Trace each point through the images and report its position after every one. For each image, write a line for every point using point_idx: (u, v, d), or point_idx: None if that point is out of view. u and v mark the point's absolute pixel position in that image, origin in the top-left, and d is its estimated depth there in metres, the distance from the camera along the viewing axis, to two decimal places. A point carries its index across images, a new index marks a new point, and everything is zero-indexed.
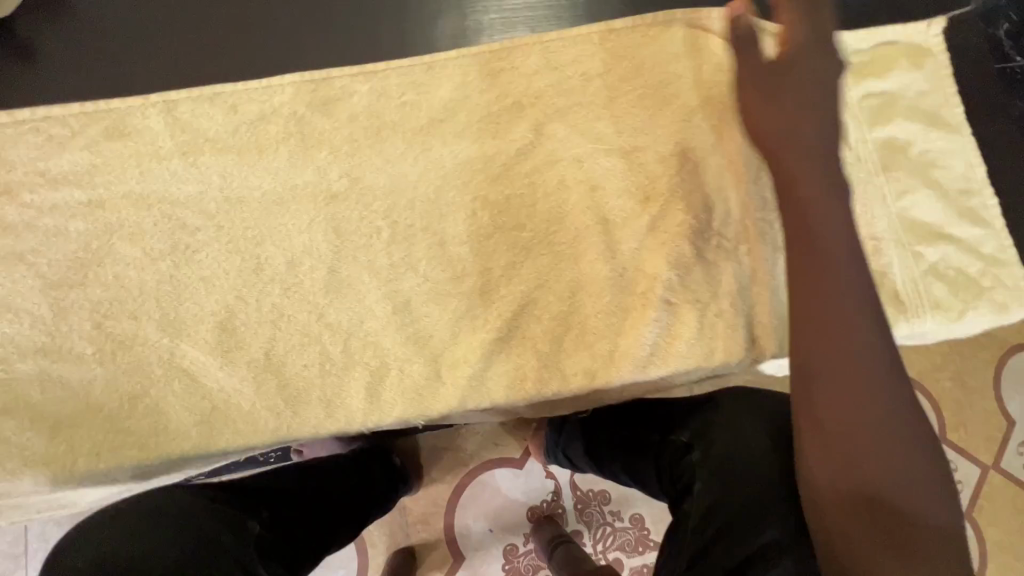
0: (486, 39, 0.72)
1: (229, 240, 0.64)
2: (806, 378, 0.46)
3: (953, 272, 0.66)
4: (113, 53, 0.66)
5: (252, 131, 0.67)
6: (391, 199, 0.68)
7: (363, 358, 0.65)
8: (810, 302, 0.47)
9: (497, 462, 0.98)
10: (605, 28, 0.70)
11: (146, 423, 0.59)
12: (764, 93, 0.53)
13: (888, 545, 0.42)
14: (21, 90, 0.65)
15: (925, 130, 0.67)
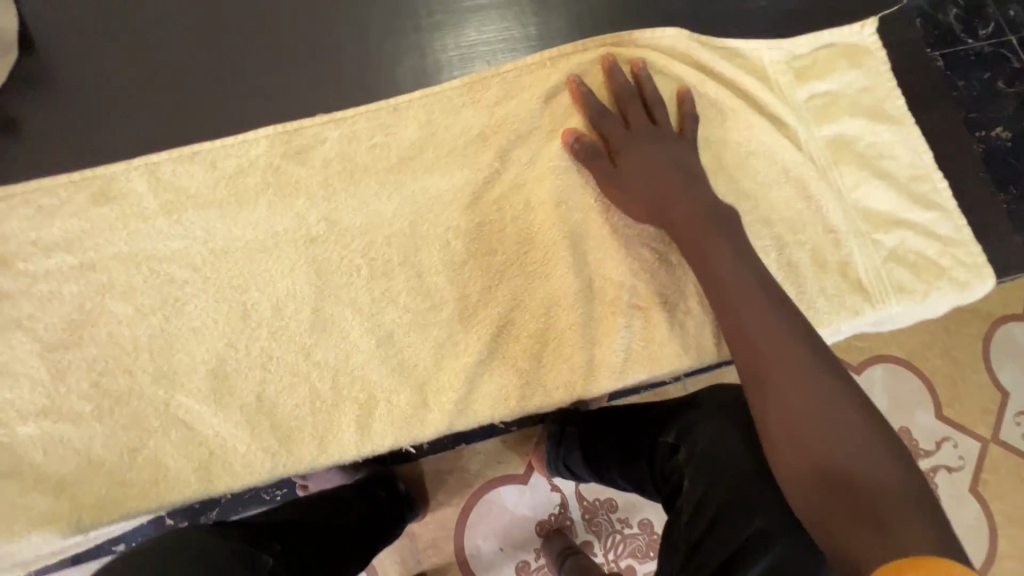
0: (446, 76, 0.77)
1: (218, 290, 0.66)
2: (751, 375, 0.53)
3: (912, 255, 0.78)
4: (105, 124, 0.72)
5: (231, 184, 0.69)
6: (370, 236, 0.69)
7: (352, 393, 0.64)
8: (732, 310, 0.57)
9: (503, 479, 0.91)
10: (556, 55, 0.75)
11: (147, 474, 0.61)
12: (621, 176, 0.69)
13: (855, 514, 0.43)
14: (22, 168, 0.71)
15: (870, 125, 0.81)
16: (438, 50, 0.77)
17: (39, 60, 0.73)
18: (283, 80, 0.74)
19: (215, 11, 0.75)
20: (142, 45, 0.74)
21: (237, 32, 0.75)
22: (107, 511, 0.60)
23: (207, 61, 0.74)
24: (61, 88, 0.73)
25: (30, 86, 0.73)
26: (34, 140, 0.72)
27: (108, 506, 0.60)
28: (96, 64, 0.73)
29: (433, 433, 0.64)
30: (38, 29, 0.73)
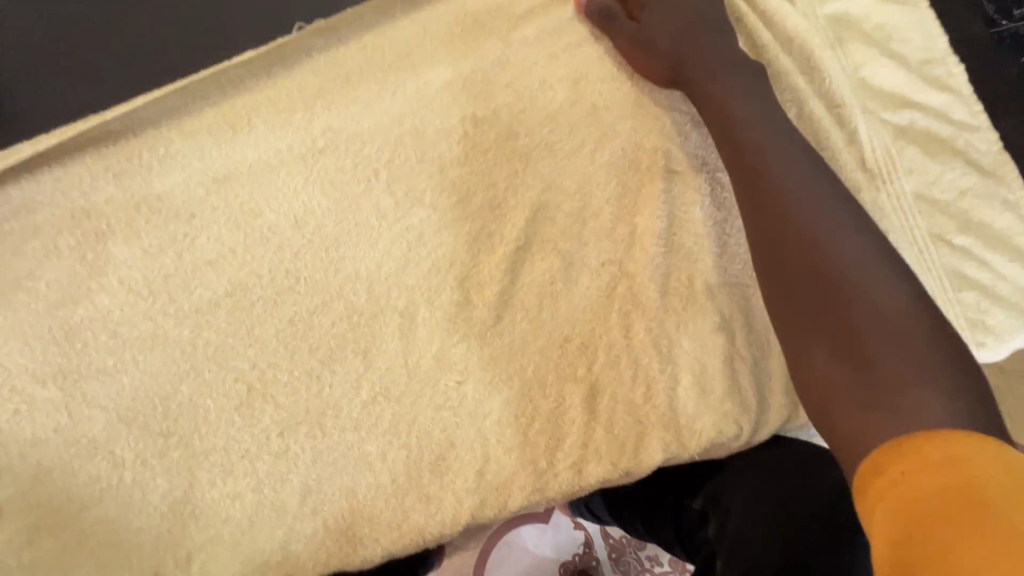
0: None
1: (229, 218, 0.61)
2: (754, 226, 0.54)
3: (922, 133, 0.73)
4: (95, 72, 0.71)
5: (219, 110, 0.64)
6: (380, 137, 0.64)
7: (390, 301, 0.60)
8: (740, 168, 0.56)
9: (523, 520, 1.07)
10: None
11: (185, 421, 0.56)
12: (636, 39, 0.64)
13: (838, 361, 0.47)
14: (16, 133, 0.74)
15: (879, 4, 0.75)
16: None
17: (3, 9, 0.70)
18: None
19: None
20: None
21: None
22: (149, 465, 0.55)
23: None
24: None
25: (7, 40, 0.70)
26: None
27: (148, 458, 0.55)
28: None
29: (482, 331, 0.59)
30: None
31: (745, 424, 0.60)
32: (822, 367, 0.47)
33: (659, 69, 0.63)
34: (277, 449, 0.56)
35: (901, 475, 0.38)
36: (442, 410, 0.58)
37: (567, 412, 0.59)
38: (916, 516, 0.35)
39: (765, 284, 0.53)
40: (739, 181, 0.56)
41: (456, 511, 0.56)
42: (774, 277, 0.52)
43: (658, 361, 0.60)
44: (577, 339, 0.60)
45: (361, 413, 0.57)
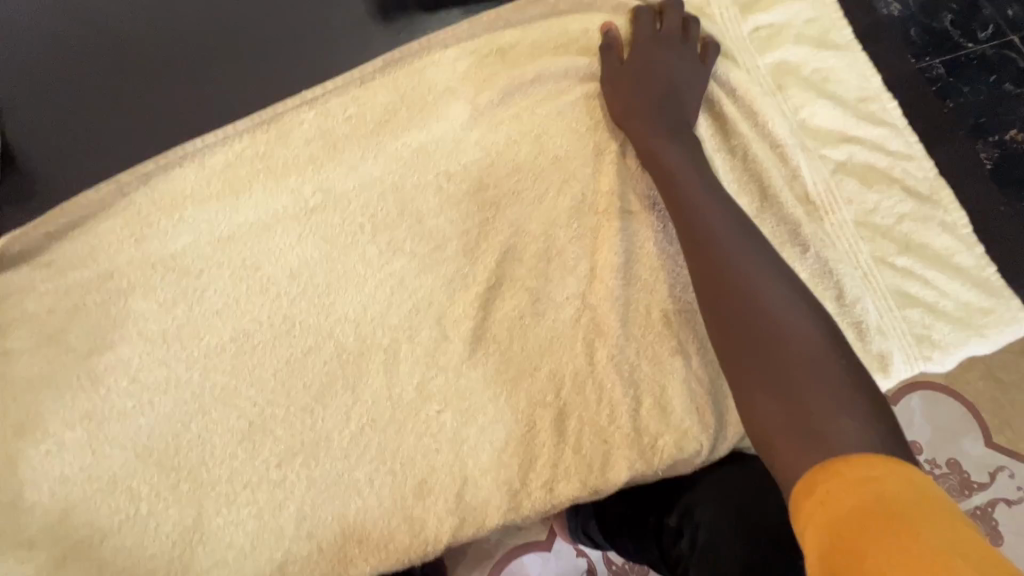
0: (381, 48, 0.83)
1: (233, 272, 0.69)
2: (699, 270, 0.60)
3: (860, 166, 0.79)
4: (110, 130, 0.77)
5: (224, 178, 0.73)
6: (365, 195, 0.72)
7: (375, 340, 0.67)
8: (684, 220, 0.64)
9: (526, 548, 1.10)
10: (507, 13, 0.80)
11: (193, 455, 0.62)
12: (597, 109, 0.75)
13: (771, 391, 0.52)
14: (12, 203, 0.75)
15: (815, 51, 0.83)
16: (367, 26, 0.83)
17: (31, 85, 0.77)
18: (268, 76, 0.80)
19: (198, 14, 0.81)
20: (134, 50, 0.79)
21: (179, 45, 0.80)
22: (162, 497, 0.61)
23: (201, 63, 0.80)
24: (60, 108, 0.77)
25: (32, 104, 0.77)
26: (44, 174, 0.76)
27: (161, 490, 0.61)
28: (94, 81, 0.78)
29: (458, 363, 0.66)
30: (24, 56, 0.78)
31: (708, 441, 0.64)
32: (759, 402, 0.52)
33: (621, 125, 0.72)
34: (276, 478, 0.62)
35: (825, 494, 0.43)
36: (422, 437, 0.63)
37: (538, 436, 0.64)
38: (837, 528, 0.40)
39: (709, 325, 0.58)
40: (684, 231, 0.63)
41: (437, 530, 0.61)
42: (717, 321, 0.58)
43: (621, 385, 0.65)
44: (545, 369, 0.66)
45: (351, 443, 0.63)
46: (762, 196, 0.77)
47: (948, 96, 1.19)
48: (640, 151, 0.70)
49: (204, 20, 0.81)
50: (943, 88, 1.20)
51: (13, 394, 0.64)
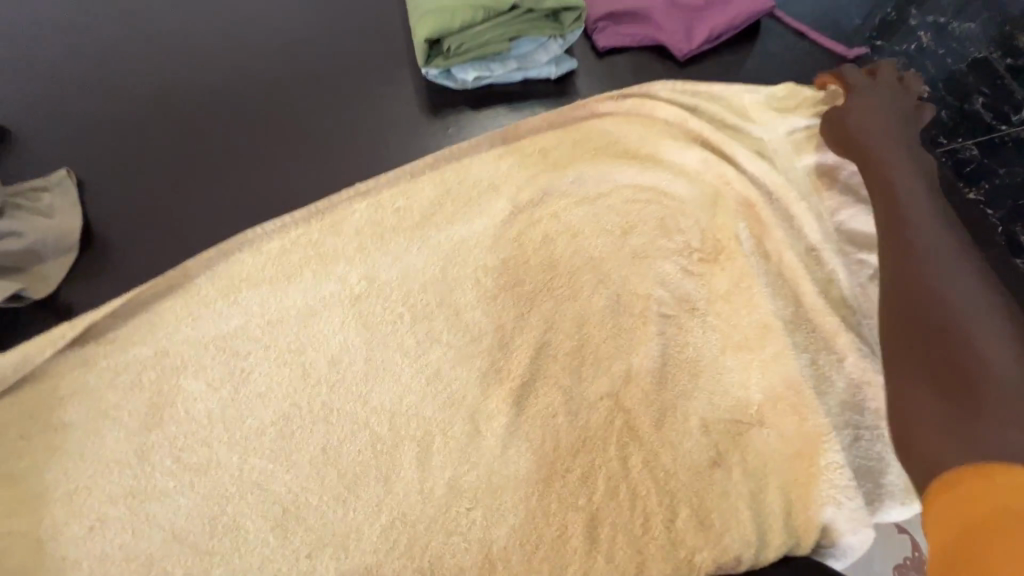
0: (427, 145, 0.89)
1: (279, 357, 0.72)
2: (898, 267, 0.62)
3: None
4: (180, 215, 0.83)
5: (278, 264, 0.78)
6: (406, 285, 0.76)
7: (409, 431, 0.68)
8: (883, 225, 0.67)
9: None
10: (549, 117, 0.86)
11: (227, 540, 0.63)
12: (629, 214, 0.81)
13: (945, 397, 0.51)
14: (75, 276, 0.79)
15: None
16: (418, 123, 0.91)
17: (112, 171, 0.86)
18: (324, 167, 0.87)
19: (272, 115, 0.90)
20: (213, 145, 0.88)
21: (249, 139, 0.88)
22: None
23: (268, 156, 0.87)
24: (136, 193, 0.84)
25: (111, 189, 0.84)
26: (110, 250, 0.81)
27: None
28: (169, 171, 0.86)
29: (490, 459, 0.67)
30: (112, 147, 0.87)
31: (744, 557, 0.62)
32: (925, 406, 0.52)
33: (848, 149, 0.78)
34: (305, 568, 0.62)
35: (972, 492, 0.44)
36: (451, 535, 0.63)
37: (569, 540, 0.63)
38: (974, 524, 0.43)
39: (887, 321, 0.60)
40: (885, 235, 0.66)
41: None
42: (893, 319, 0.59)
43: (655, 494, 0.65)
44: (577, 470, 0.66)
45: (380, 536, 0.63)
46: (797, 302, 0.75)
47: (981, 179, 1.19)
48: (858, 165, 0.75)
49: (275, 120, 0.90)
50: (977, 171, 1.19)
51: (65, 469, 0.67)
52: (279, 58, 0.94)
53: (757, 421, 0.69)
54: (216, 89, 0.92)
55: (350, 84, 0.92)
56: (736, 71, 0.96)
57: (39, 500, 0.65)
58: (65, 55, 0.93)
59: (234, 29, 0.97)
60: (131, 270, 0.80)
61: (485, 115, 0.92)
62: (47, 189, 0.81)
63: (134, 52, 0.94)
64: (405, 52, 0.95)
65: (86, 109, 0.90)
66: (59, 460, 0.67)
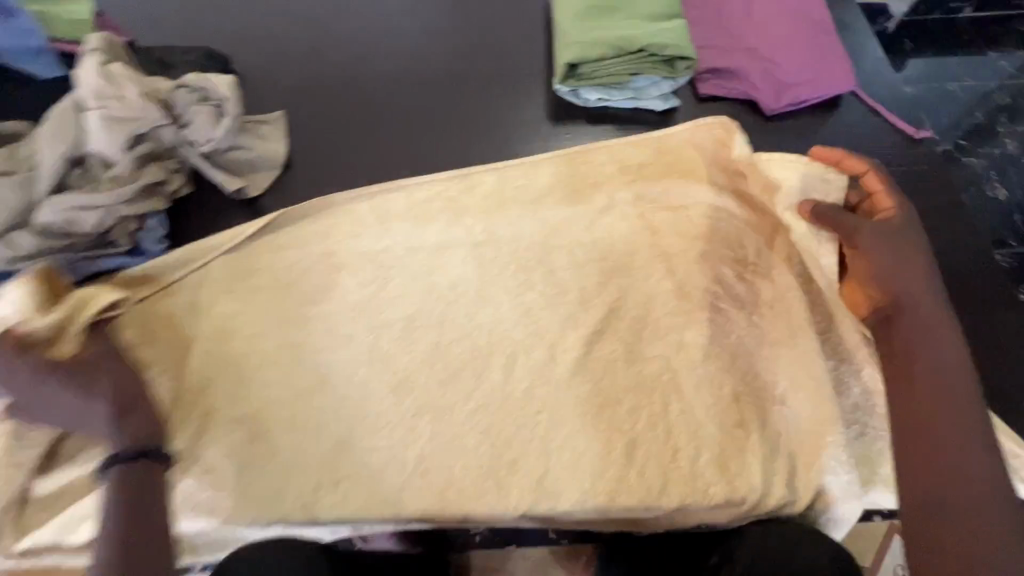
0: (547, 144, 1.13)
1: (411, 274, 0.94)
2: (922, 431, 0.75)
3: None
4: (355, 161, 1.09)
5: (421, 207, 1.00)
6: (516, 243, 0.97)
7: (500, 347, 0.88)
8: (917, 384, 0.78)
9: None
10: (650, 137, 1.07)
11: (356, 390, 0.84)
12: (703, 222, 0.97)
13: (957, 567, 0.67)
14: (273, 188, 1.05)
15: None
16: (543, 126, 1.14)
17: (311, 118, 1.12)
18: (467, 146, 1.12)
19: (433, 99, 1.15)
20: (386, 113, 1.14)
21: (413, 114, 1.14)
22: (328, 414, 0.83)
23: (426, 129, 1.12)
24: (326, 138, 1.11)
25: (309, 131, 1.11)
26: (302, 176, 1.07)
27: (329, 409, 0.83)
28: (351, 126, 1.12)
29: (559, 381, 0.86)
30: (313, 101, 1.14)
31: (750, 498, 0.80)
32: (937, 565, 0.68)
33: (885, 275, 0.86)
34: (410, 423, 0.82)
35: None
36: (521, 426, 0.82)
37: (611, 452, 0.81)
38: None
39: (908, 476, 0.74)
40: (913, 398, 0.78)
41: (518, 503, 0.79)
42: (916, 478, 0.73)
43: (685, 436, 0.82)
44: (626, 405, 0.84)
45: (468, 414, 0.83)
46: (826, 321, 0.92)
47: None
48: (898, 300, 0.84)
49: (435, 103, 1.15)
50: None
51: (245, 317, 0.89)
52: (445, 56, 1.19)
53: (778, 402, 0.85)
54: (393, 70, 1.17)
55: (496, 86, 1.17)
56: (812, 133, 1.15)
57: (226, 333, 0.88)
58: (285, 23, 1.21)
59: (413, 25, 1.22)
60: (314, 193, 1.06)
61: (597, 130, 1.14)
62: (267, 123, 1.09)
63: (337, 30, 1.21)
64: (543, 69, 1.19)
65: (298, 68, 1.17)
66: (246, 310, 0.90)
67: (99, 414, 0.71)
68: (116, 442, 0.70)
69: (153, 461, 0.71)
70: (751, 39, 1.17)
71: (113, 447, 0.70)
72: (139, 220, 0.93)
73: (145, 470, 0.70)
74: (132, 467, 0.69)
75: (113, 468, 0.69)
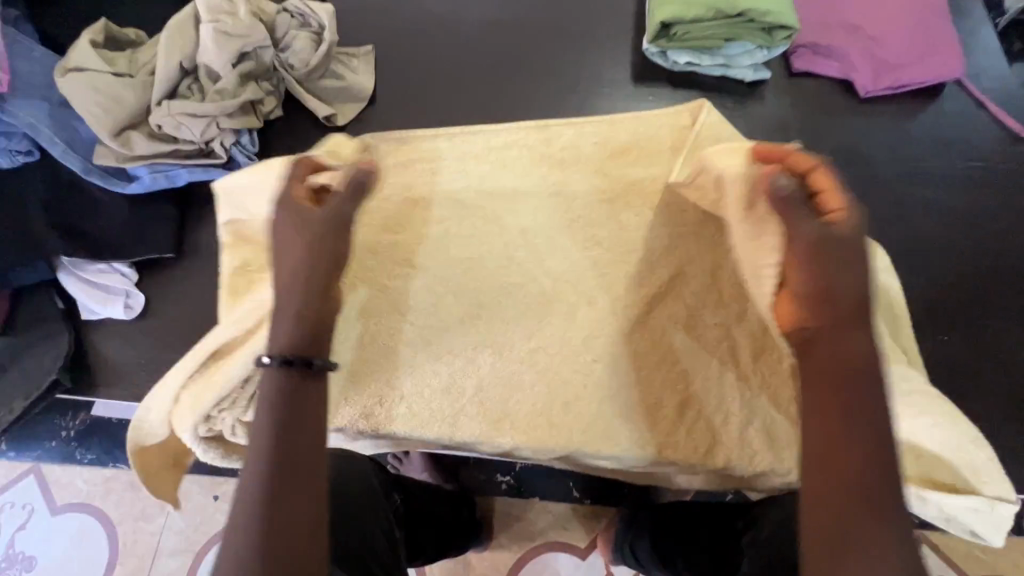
0: (628, 105, 1.12)
1: (482, 217, 0.96)
2: (841, 495, 0.54)
3: (969, 310, 0.96)
4: (437, 102, 1.11)
5: (495, 151, 0.99)
6: (589, 198, 0.98)
7: (563, 295, 0.91)
8: (844, 428, 0.56)
9: (562, 546, 1.25)
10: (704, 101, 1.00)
11: (424, 317, 0.89)
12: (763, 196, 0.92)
13: None
14: (358, 120, 1.09)
15: (964, 213, 1.02)
16: (626, 86, 1.13)
17: (398, 55, 1.15)
18: (547, 99, 1.12)
19: (519, 49, 1.15)
20: (470, 57, 1.15)
21: (498, 61, 1.14)
22: (397, 337, 0.88)
23: (508, 78, 1.13)
24: (410, 77, 1.13)
25: (395, 69, 1.13)
26: (384, 111, 1.10)
27: (398, 333, 0.89)
28: (435, 67, 1.14)
29: (617, 334, 0.88)
30: (402, 39, 1.16)
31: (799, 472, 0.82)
32: None
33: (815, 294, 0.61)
34: (473, 354, 0.88)
35: None
36: (576, 371, 0.86)
37: (662, 409, 0.84)
38: None
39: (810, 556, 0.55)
40: (835, 452, 0.56)
41: (568, 445, 0.84)
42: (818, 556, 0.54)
43: (739, 404, 0.83)
44: (681, 366, 0.86)
45: (526, 354, 0.87)
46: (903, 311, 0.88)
47: None
48: (816, 320, 0.61)
49: (521, 53, 1.15)
50: None
51: None
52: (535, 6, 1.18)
53: None
54: (483, 17, 1.18)
55: (583, 42, 1.16)
56: (908, 120, 1.09)
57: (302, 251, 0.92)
58: None
59: None
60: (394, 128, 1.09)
61: (679, 96, 1.12)
62: (356, 56, 1.11)
63: None
64: (635, 30, 1.17)
65: (390, 5, 1.18)
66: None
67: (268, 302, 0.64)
68: (275, 335, 0.62)
69: (309, 374, 0.61)
70: (855, 14, 1.11)
71: (272, 347, 0.62)
72: (236, 135, 0.98)
73: (299, 382, 0.61)
74: (285, 374, 0.60)
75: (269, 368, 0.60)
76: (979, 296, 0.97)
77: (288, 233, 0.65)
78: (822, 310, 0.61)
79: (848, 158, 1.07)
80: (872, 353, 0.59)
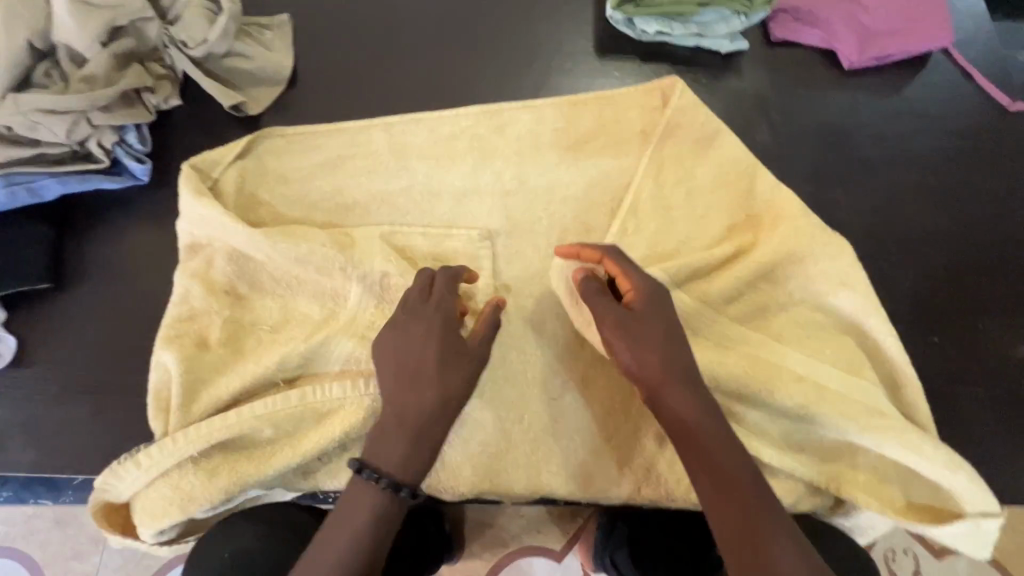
0: (592, 82, 0.97)
1: (429, 224, 0.83)
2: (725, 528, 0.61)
3: (958, 302, 0.90)
4: (369, 82, 0.94)
5: (444, 146, 0.87)
6: (551, 195, 0.86)
7: (525, 312, 0.79)
8: (704, 475, 0.62)
9: (538, 550, 1.18)
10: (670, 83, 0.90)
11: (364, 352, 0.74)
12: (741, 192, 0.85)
13: None
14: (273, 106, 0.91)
15: (951, 196, 0.95)
16: (589, 60, 0.98)
17: (321, 26, 0.96)
18: (499, 76, 0.96)
19: (465, 16, 0.99)
20: (408, 28, 0.98)
21: (440, 32, 0.98)
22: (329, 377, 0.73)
23: (454, 52, 0.97)
24: (336, 53, 0.95)
25: (317, 43, 0.96)
26: (306, 95, 0.92)
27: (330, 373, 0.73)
28: (366, 40, 0.96)
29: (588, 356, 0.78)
30: (324, 6, 0.98)
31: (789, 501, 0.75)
32: None
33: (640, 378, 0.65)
34: None
35: None
36: (542, 399, 0.77)
37: (641, 441, 0.75)
38: None
39: None
40: (709, 499, 0.62)
41: (538, 487, 0.75)
42: None
43: None
44: None
45: (486, 385, 0.76)
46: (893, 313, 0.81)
47: None
48: (649, 391, 0.64)
49: (467, 22, 0.99)
50: None
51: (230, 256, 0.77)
52: None
53: None
54: None
55: (539, 8, 1.00)
56: (893, 94, 1.00)
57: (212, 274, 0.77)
58: None
59: None
60: (319, 114, 0.92)
61: (649, 71, 0.99)
62: (269, 28, 0.93)
63: None
64: None
65: None
66: (227, 243, 0.77)
67: (394, 419, 0.64)
68: (386, 453, 0.63)
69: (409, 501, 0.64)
70: None
71: (387, 466, 0.63)
72: (118, 132, 0.80)
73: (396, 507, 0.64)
74: (390, 496, 0.63)
75: (375, 485, 0.63)
76: (965, 286, 0.91)
77: (408, 353, 0.65)
78: (641, 382, 0.64)
79: (831, 139, 0.97)
80: (705, 392, 0.64)
